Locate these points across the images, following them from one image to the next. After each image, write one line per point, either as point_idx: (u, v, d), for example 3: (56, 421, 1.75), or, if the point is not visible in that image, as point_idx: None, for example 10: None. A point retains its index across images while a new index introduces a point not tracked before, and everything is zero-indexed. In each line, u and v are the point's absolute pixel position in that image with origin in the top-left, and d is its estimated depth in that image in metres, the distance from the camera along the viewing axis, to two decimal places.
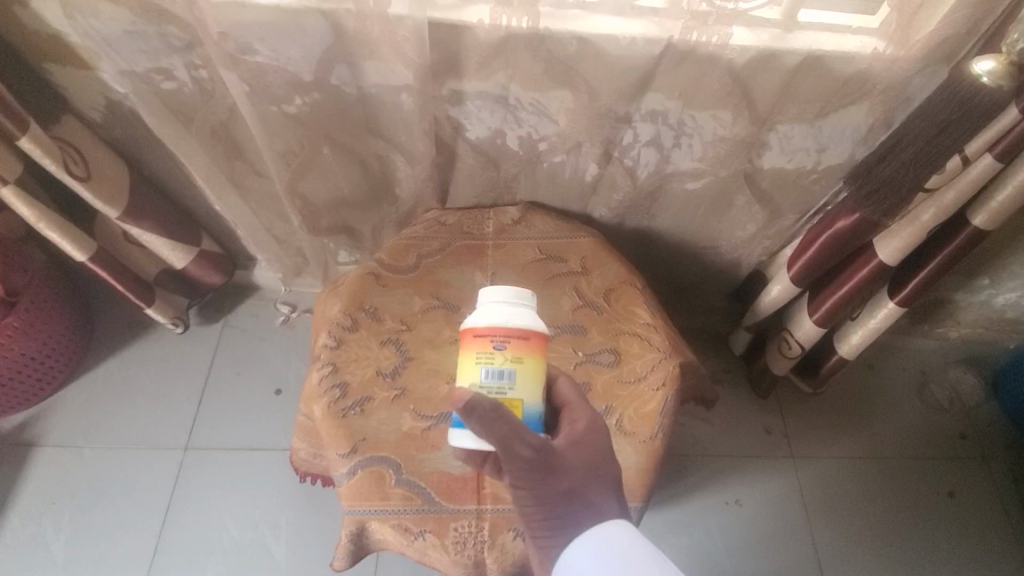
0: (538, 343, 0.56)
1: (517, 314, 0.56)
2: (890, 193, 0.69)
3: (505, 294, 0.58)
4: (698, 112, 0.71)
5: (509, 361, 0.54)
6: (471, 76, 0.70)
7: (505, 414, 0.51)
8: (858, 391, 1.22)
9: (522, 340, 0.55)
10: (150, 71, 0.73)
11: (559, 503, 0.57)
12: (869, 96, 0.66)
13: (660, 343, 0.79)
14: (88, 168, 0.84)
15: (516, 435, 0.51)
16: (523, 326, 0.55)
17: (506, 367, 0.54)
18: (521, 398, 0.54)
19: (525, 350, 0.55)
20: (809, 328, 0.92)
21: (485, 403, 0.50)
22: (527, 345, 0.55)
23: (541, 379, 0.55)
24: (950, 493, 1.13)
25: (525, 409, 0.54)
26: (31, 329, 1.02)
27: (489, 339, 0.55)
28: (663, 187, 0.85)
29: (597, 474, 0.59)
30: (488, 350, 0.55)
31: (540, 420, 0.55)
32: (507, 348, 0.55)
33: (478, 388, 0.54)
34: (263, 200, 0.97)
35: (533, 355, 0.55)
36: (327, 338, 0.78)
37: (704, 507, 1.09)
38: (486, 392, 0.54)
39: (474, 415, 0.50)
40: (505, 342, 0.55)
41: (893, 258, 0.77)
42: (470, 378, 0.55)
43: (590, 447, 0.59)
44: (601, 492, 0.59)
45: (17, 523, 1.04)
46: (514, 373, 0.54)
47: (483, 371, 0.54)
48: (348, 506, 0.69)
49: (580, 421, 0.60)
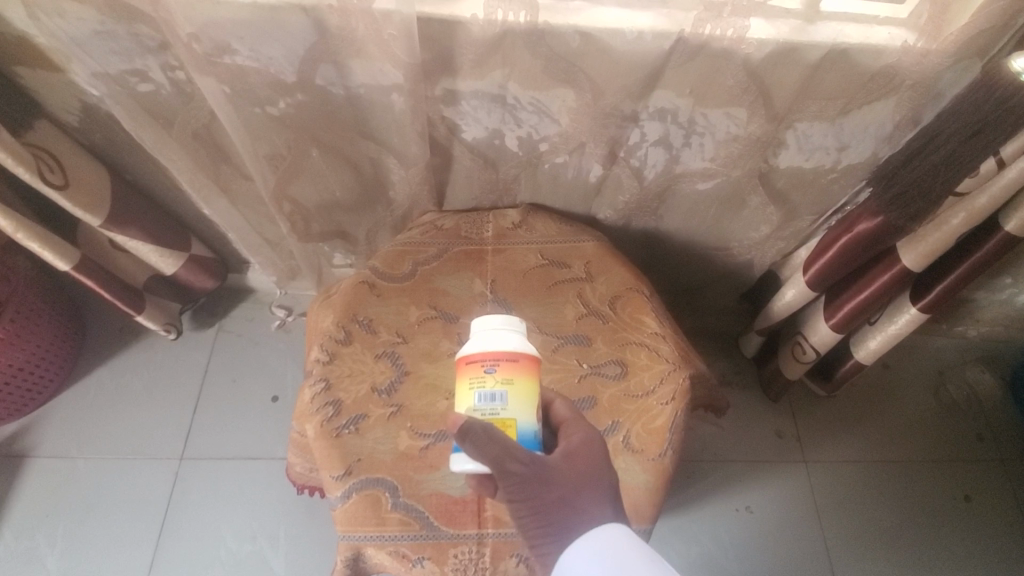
0: (529, 363, 0.53)
1: (506, 337, 0.54)
2: (918, 197, 0.64)
3: (498, 321, 0.56)
4: (710, 110, 0.66)
5: (499, 383, 0.52)
6: (465, 74, 0.65)
7: (496, 434, 0.49)
8: (872, 392, 1.18)
9: (513, 362, 0.53)
10: (125, 72, 0.69)
11: (551, 512, 0.54)
12: (897, 91, 0.61)
13: (668, 353, 0.75)
14: (65, 176, 0.80)
15: (508, 453, 0.49)
16: (511, 347, 0.53)
17: (497, 389, 0.51)
18: (514, 417, 0.51)
19: (515, 370, 0.52)
20: (825, 333, 0.88)
21: (477, 426, 0.49)
22: (518, 367, 0.53)
23: (535, 398, 0.52)
24: (966, 497, 1.09)
25: (520, 429, 0.51)
26: (18, 339, 0.99)
27: (480, 363, 0.53)
28: (672, 188, 0.81)
29: (593, 485, 0.55)
30: (479, 374, 0.52)
31: (536, 439, 0.52)
32: (498, 370, 0.52)
33: (472, 413, 0.51)
34: (252, 203, 0.93)
35: (525, 375, 0.52)
36: (319, 353, 0.75)
37: (714, 514, 1.06)
38: (479, 416, 0.51)
39: (468, 440, 0.49)
40: (495, 364, 0.53)
41: (918, 263, 0.72)
42: (463, 405, 0.52)
43: (584, 460, 0.56)
44: (595, 500, 0.55)
45: (10, 538, 1.02)
46: (506, 394, 0.52)
47: (476, 395, 0.52)
48: (344, 531, 0.66)
49: (575, 436, 0.57)
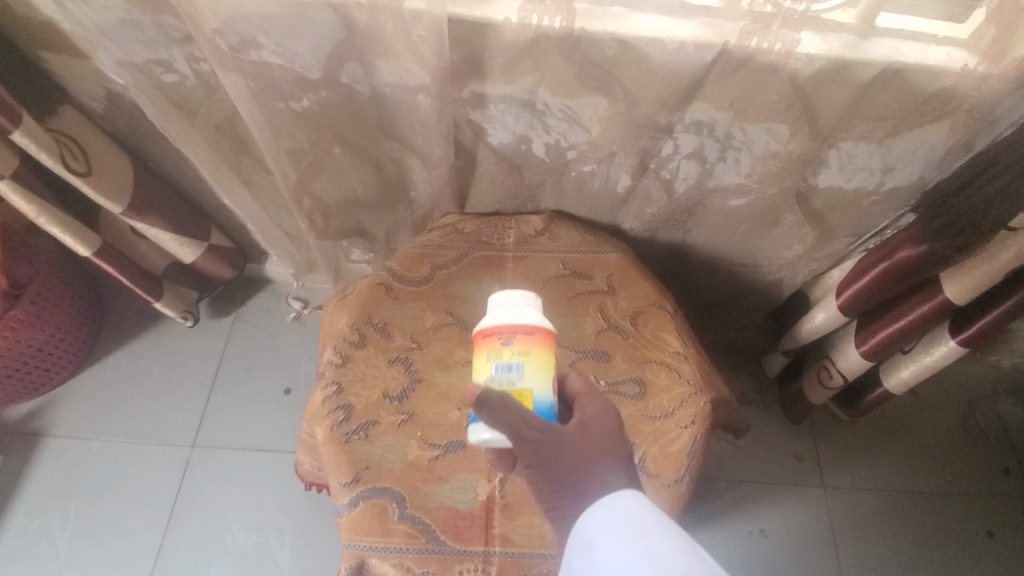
0: (545, 336, 0.56)
1: (524, 312, 0.57)
2: (966, 228, 0.61)
3: (516, 295, 0.60)
4: (749, 124, 0.63)
5: (516, 354, 0.55)
6: (495, 78, 0.63)
7: (512, 403, 0.52)
8: (897, 417, 1.14)
9: (529, 336, 0.56)
10: (150, 62, 0.68)
11: (565, 478, 0.59)
12: (952, 116, 0.57)
13: (690, 375, 0.72)
14: (88, 163, 0.80)
15: (525, 422, 0.53)
16: (528, 322, 0.56)
17: (513, 360, 0.54)
18: (530, 387, 0.54)
19: (531, 342, 0.55)
20: (855, 359, 0.84)
21: (493, 395, 0.52)
22: (534, 340, 0.56)
23: (551, 369, 0.55)
24: (989, 533, 1.05)
25: (535, 398, 0.55)
26: (38, 320, 0.99)
27: (498, 336, 0.56)
28: (703, 202, 0.78)
29: (605, 454, 0.60)
30: (497, 346, 0.55)
31: (551, 409, 0.56)
32: (514, 342, 0.55)
33: (490, 382, 0.55)
34: (272, 196, 0.91)
35: (541, 348, 0.56)
36: (332, 355, 0.73)
37: (725, 535, 1.04)
38: (497, 385, 0.54)
39: (485, 407, 0.52)
40: (512, 336, 0.55)
41: (961, 296, 0.68)
42: (481, 374, 0.55)
43: (598, 431, 0.60)
44: (608, 467, 0.59)
45: (23, 515, 1.03)
46: (523, 364, 0.55)
47: (494, 366, 0.55)
48: (349, 540, 0.65)
49: (591, 408, 0.61)
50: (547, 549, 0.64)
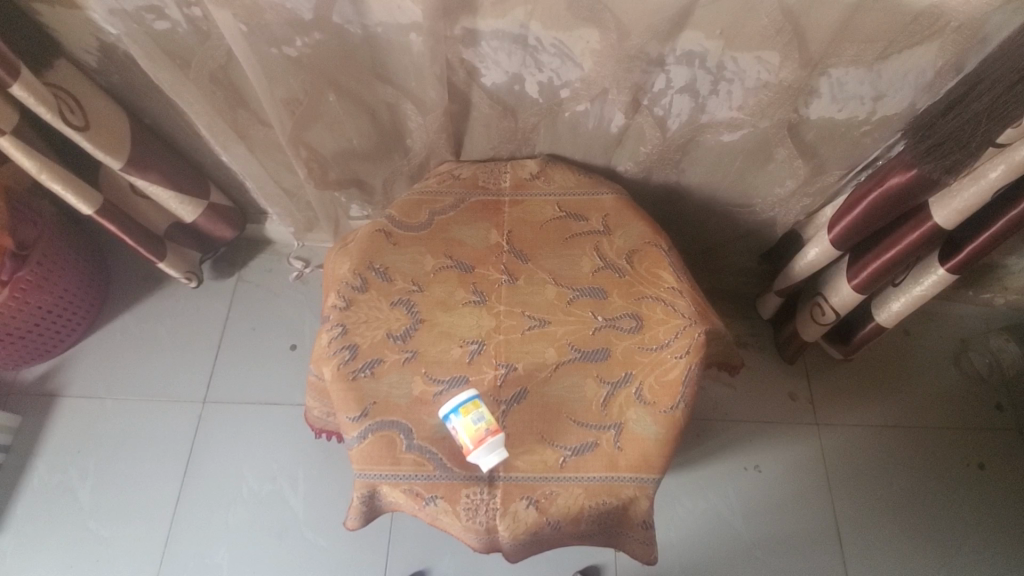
0: (467, 437, 0.65)
1: (483, 453, 0.65)
2: (955, 147, 0.63)
3: (463, 429, 0.65)
4: (741, 53, 0.63)
5: (484, 428, 0.65)
6: (486, 12, 0.63)
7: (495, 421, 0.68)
8: (890, 357, 1.17)
9: (489, 432, 0.65)
10: (141, 9, 0.68)
11: None
12: (940, 35, 0.58)
13: (685, 308, 0.74)
14: (86, 118, 0.81)
15: None
16: (477, 441, 0.65)
17: (483, 421, 0.66)
18: (473, 415, 0.66)
19: (476, 431, 0.65)
20: (847, 293, 0.86)
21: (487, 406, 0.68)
22: (490, 428, 0.66)
23: (462, 429, 0.65)
24: (981, 465, 1.09)
25: (471, 409, 0.66)
26: (45, 282, 1.01)
27: (488, 433, 0.65)
28: (696, 138, 0.78)
29: None
30: (486, 427, 0.65)
31: (457, 407, 0.66)
32: (484, 433, 0.65)
33: (482, 414, 0.66)
34: (271, 151, 0.92)
35: (497, 426, 0.66)
36: (336, 299, 0.75)
37: (722, 472, 1.07)
38: (484, 414, 0.66)
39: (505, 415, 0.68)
40: (489, 428, 0.65)
41: (950, 220, 0.70)
42: (486, 415, 0.66)
43: None
44: None
45: (44, 470, 1.07)
46: (484, 420, 0.66)
47: (483, 420, 0.66)
48: (360, 470, 0.68)
49: None
50: (549, 473, 0.68)
